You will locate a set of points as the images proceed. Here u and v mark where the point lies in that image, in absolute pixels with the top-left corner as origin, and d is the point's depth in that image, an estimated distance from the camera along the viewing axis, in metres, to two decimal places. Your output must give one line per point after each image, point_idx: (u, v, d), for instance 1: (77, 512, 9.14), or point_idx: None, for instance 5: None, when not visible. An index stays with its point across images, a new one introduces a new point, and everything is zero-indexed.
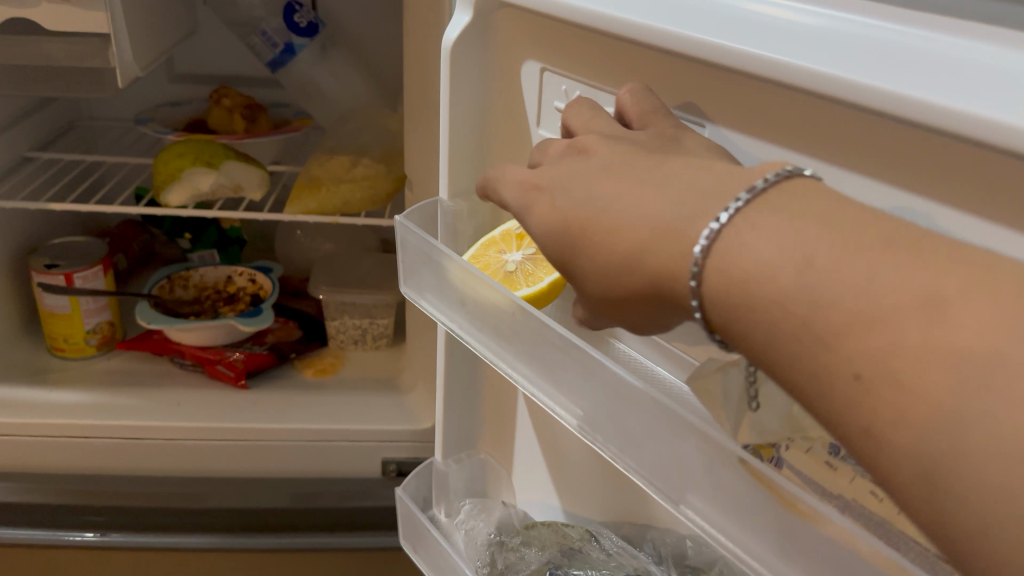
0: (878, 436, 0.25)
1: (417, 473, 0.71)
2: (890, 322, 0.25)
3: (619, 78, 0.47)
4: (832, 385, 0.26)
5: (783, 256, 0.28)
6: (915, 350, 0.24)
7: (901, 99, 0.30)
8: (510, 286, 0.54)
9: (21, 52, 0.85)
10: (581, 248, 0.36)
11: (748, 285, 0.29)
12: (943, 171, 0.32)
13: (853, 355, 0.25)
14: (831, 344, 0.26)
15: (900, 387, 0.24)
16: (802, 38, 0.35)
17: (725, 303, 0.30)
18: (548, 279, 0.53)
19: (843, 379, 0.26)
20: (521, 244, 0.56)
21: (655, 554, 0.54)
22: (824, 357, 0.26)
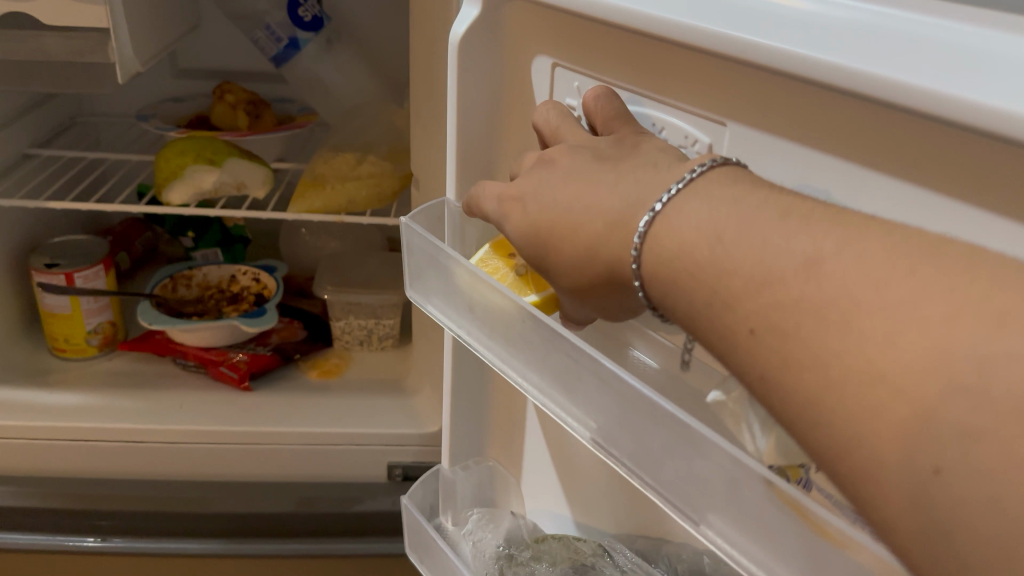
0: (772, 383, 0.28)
1: (424, 481, 0.68)
2: (777, 286, 0.28)
3: (634, 75, 0.45)
4: (740, 344, 0.29)
5: (699, 234, 0.31)
6: (795, 305, 0.27)
7: (945, 101, 0.28)
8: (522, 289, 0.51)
9: (18, 47, 0.83)
10: (553, 253, 0.40)
11: (674, 263, 0.32)
12: (985, 174, 0.30)
13: (750, 314, 0.29)
14: (733, 306, 0.29)
15: (783, 338, 0.27)
16: (831, 34, 0.33)
17: (660, 282, 0.33)
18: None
19: (743, 335, 0.29)
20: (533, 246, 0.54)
21: (670, 570, 0.52)
22: (728, 319, 0.30)
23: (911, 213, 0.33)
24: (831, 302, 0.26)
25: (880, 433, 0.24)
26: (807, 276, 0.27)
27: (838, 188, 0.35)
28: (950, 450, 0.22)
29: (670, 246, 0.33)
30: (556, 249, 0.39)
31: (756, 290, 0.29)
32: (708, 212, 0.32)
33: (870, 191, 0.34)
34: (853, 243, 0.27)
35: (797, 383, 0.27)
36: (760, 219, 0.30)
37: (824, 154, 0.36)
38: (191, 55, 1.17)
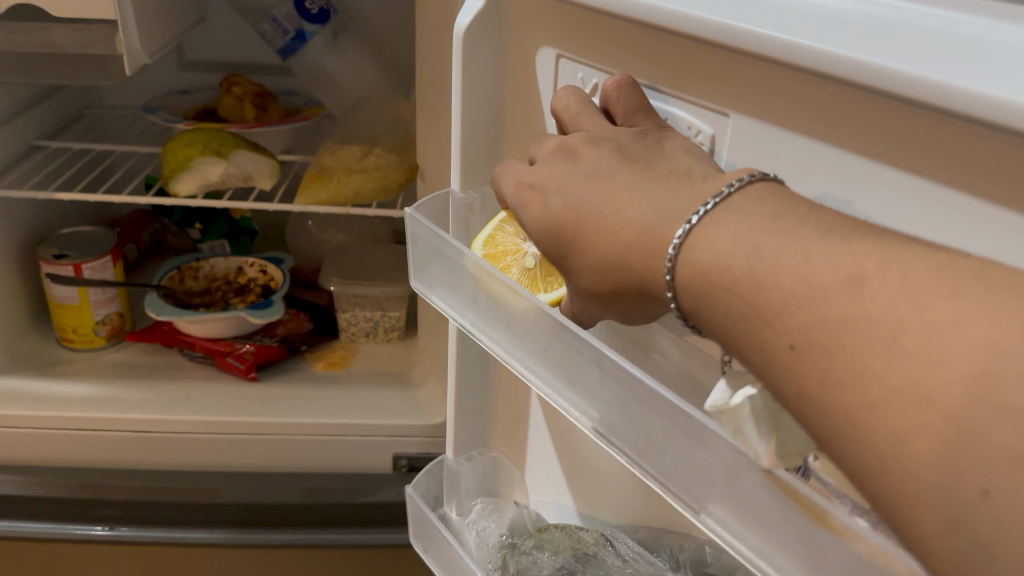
0: (807, 396, 0.27)
1: (427, 471, 0.69)
2: (775, 287, 0.28)
3: (637, 65, 0.45)
4: (774, 356, 0.28)
5: (736, 247, 0.30)
6: (840, 323, 0.26)
7: (940, 89, 0.29)
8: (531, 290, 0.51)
9: (26, 38, 0.83)
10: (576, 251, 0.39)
11: (705, 271, 0.31)
12: (979, 163, 0.30)
13: (789, 328, 0.28)
14: (769, 319, 0.28)
15: (823, 353, 0.26)
16: (828, 26, 0.34)
17: (689, 290, 0.32)
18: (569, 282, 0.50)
19: (779, 350, 0.28)
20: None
21: (672, 560, 0.52)
22: (764, 331, 0.29)
23: (907, 202, 0.33)
24: (875, 317, 0.25)
25: (918, 444, 0.23)
26: (850, 292, 0.26)
27: (838, 178, 0.35)
28: (979, 456, 0.22)
29: (700, 255, 0.32)
30: (579, 247, 0.38)
31: (797, 303, 0.27)
32: (739, 221, 0.31)
33: (868, 182, 0.34)
34: (890, 258, 0.26)
35: (829, 392, 0.26)
36: (767, 223, 0.30)
37: (822, 144, 0.36)
38: (198, 48, 1.17)
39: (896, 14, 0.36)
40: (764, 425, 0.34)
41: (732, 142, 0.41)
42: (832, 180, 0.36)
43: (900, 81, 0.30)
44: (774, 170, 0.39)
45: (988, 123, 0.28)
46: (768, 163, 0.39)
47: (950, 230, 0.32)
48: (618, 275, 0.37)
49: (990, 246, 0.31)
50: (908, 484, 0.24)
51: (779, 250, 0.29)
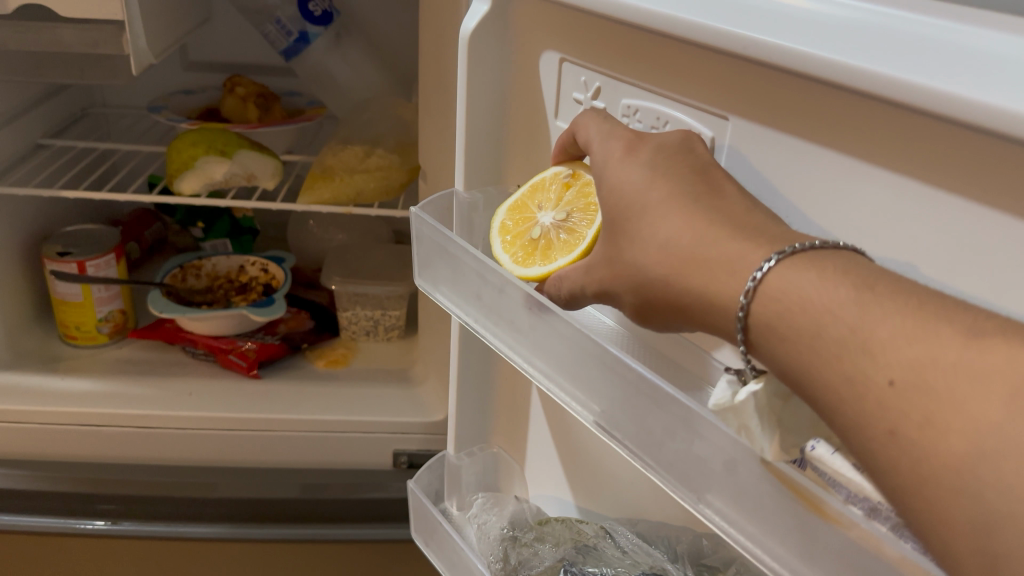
0: (903, 435, 0.26)
1: (430, 465, 0.70)
2: None
3: (637, 69, 0.47)
4: (858, 386, 0.28)
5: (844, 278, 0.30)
6: (950, 369, 0.25)
7: (929, 92, 0.30)
8: (526, 258, 0.51)
9: (35, 39, 0.84)
10: (642, 274, 0.39)
11: (771, 306, 0.32)
12: (966, 163, 0.31)
13: (889, 364, 0.27)
14: (867, 355, 0.28)
15: (933, 398, 0.25)
16: (824, 33, 0.35)
17: (761, 323, 0.32)
18: (561, 262, 0.48)
19: (875, 385, 0.27)
20: (563, 199, 0.51)
21: (670, 552, 0.52)
22: (863, 368, 0.28)
23: (898, 204, 0.34)
24: (992, 362, 0.25)
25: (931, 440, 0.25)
26: (968, 343, 0.26)
27: (834, 177, 0.37)
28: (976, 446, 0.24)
29: (779, 290, 0.32)
30: (638, 270, 0.39)
31: (902, 346, 0.27)
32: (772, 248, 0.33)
33: (863, 184, 0.36)
34: None
35: (848, 394, 0.28)
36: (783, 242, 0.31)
37: (819, 146, 0.37)
38: (201, 48, 1.18)
39: (886, 19, 0.37)
40: (766, 418, 0.36)
41: (730, 144, 0.42)
42: (830, 180, 0.37)
43: (892, 86, 0.31)
44: (772, 172, 0.40)
45: (976, 126, 0.29)
46: (765, 165, 0.40)
47: (942, 230, 0.33)
48: (684, 299, 0.36)
49: (973, 247, 0.32)
50: (909, 474, 0.26)
51: (810, 279, 0.31)
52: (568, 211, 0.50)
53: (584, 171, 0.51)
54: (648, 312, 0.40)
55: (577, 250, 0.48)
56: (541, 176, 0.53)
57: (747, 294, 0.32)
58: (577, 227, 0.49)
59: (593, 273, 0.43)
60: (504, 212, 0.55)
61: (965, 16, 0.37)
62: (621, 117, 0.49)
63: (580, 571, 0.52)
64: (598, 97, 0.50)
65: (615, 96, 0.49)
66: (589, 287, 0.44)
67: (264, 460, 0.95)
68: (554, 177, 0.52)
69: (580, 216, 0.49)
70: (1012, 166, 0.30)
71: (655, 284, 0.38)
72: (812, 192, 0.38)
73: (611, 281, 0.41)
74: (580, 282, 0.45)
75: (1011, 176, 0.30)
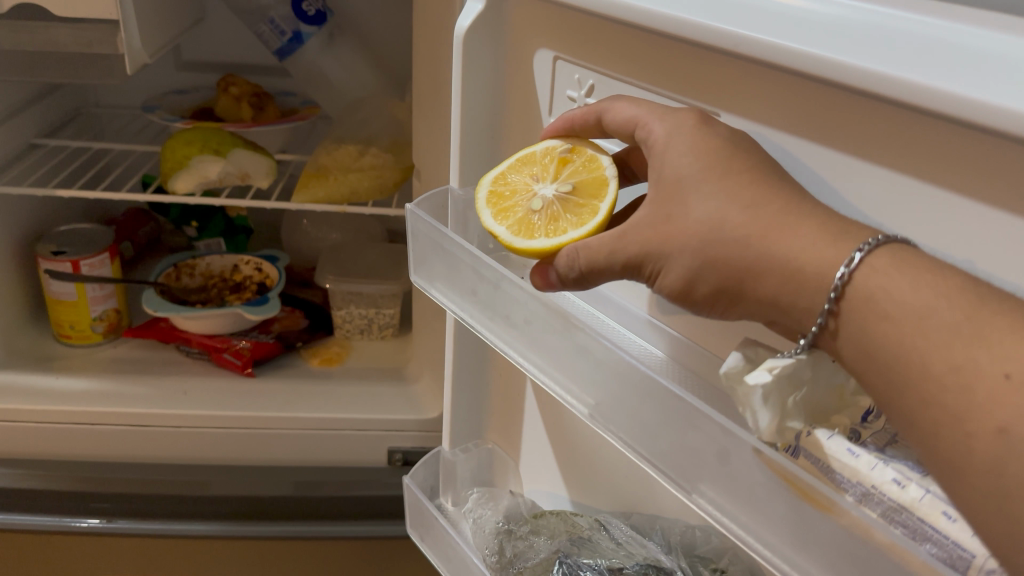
0: (1017, 432, 0.27)
1: (425, 462, 0.71)
2: None
3: (629, 67, 0.47)
4: (971, 378, 0.28)
5: (925, 278, 0.31)
6: None
7: (919, 90, 0.31)
8: (531, 232, 0.47)
9: (30, 38, 0.84)
10: (712, 240, 0.38)
11: (875, 280, 0.32)
12: (955, 159, 0.32)
13: (1009, 357, 0.28)
14: (971, 346, 0.29)
15: None
16: (813, 31, 0.36)
17: (860, 299, 0.33)
18: (572, 234, 0.45)
19: (989, 377, 0.28)
20: (561, 174, 0.49)
21: (665, 543, 0.53)
22: (975, 357, 0.29)
23: (891, 197, 0.35)
24: None
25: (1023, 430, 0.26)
26: None
27: (827, 172, 0.38)
28: None
29: (889, 268, 0.32)
30: (708, 232, 0.38)
31: (1016, 337, 0.28)
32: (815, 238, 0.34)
33: (855, 178, 0.36)
34: None
35: (954, 392, 0.29)
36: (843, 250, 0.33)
37: (811, 142, 0.38)
38: (195, 48, 1.18)
39: (874, 18, 0.38)
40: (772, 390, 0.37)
41: None
42: (823, 174, 0.38)
43: (883, 84, 0.32)
44: None
45: (963, 122, 0.30)
46: None
47: (932, 223, 0.34)
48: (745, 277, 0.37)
49: (964, 239, 0.33)
50: None
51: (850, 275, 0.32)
52: (572, 184, 0.48)
53: (586, 145, 0.49)
54: (704, 283, 0.39)
55: (589, 221, 0.45)
56: (540, 147, 0.50)
57: (851, 263, 0.33)
58: (584, 199, 0.47)
59: (633, 236, 0.40)
60: (486, 185, 0.52)
61: (948, 15, 0.38)
62: None
63: (574, 563, 0.52)
64: (592, 94, 0.51)
65: (609, 94, 0.50)
66: (621, 256, 0.41)
67: (257, 458, 0.95)
68: (548, 152, 0.50)
69: (588, 189, 0.47)
70: (999, 162, 0.31)
71: (728, 249, 0.37)
72: (805, 186, 0.39)
73: (659, 244, 0.39)
74: (608, 253, 0.41)
75: (997, 171, 0.31)
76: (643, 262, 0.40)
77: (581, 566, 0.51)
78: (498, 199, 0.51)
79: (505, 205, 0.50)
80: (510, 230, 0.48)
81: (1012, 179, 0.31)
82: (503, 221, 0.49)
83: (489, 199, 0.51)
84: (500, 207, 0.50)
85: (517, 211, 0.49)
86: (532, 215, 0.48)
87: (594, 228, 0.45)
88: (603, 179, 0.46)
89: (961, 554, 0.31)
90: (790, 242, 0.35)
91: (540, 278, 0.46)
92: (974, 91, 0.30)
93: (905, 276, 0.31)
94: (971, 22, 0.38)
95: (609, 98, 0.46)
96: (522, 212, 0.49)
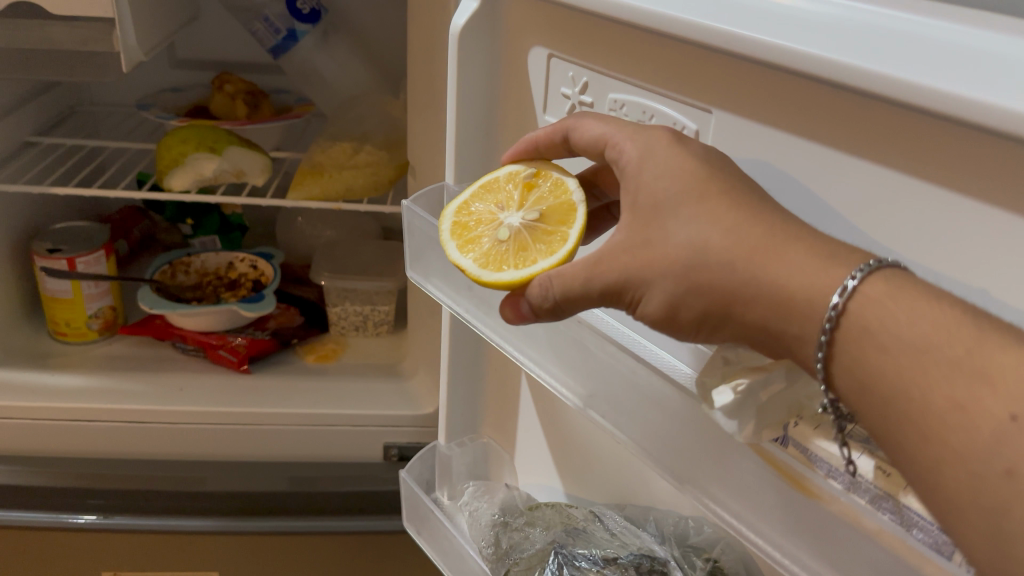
0: (1008, 444, 0.26)
1: (420, 457, 0.71)
2: None
3: (623, 64, 0.48)
4: (961, 394, 0.28)
5: (908, 298, 0.31)
6: None
7: (905, 86, 0.32)
8: (501, 264, 0.46)
9: (25, 35, 0.85)
10: (695, 265, 0.36)
11: (870, 309, 0.32)
12: (941, 153, 0.33)
13: (1000, 367, 0.28)
14: (956, 361, 0.29)
15: None
16: (801, 27, 0.37)
17: (856, 328, 0.32)
18: (543, 263, 0.44)
19: (982, 396, 0.28)
20: (526, 201, 0.49)
21: (658, 533, 0.54)
22: (967, 368, 0.28)
23: (878, 190, 0.36)
24: None
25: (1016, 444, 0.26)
26: None
27: (817, 167, 0.38)
28: None
29: (884, 296, 0.31)
30: (692, 256, 0.36)
31: (1009, 346, 0.28)
32: (804, 232, 0.35)
33: (844, 173, 0.37)
34: None
35: (957, 430, 0.28)
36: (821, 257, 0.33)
37: (803, 138, 0.39)
38: (189, 46, 1.18)
39: (862, 15, 0.39)
40: (747, 408, 0.37)
41: (714, 136, 0.44)
42: (814, 169, 0.39)
43: (869, 80, 0.33)
44: (757, 160, 0.41)
45: (947, 116, 0.31)
46: (750, 153, 0.42)
47: (918, 216, 0.35)
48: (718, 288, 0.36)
49: (950, 231, 0.34)
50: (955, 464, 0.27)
51: (830, 268, 0.33)
52: (539, 210, 0.47)
53: (551, 169, 0.49)
54: (689, 308, 0.37)
55: (559, 249, 0.45)
56: (503, 172, 0.51)
57: (844, 293, 0.32)
58: (553, 226, 0.46)
59: (611, 261, 0.39)
60: (450, 216, 0.51)
61: (932, 12, 0.39)
62: (607, 111, 0.50)
63: (570, 553, 0.53)
64: (586, 92, 0.52)
65: (602, 91, 0.50)
66: (599, 281, 0.39)
67: (255, 454, 0.96)
68: (511, 177, 0.50)
69: (556, 215, 0.47)
70: (982, 156, 0.32)
71: (714, 274, 0.36)
72: (796, 181, 0.40)
73: (640, 270, 0.38)
74: (583, 279, 0.40)
75: (982, 164, 0.32)
76: (622, 290, 0.39)
77: (577, 555, 0.52)
78: (463, 230, 0.49)
79: (470, 236, 0.49)
80: (477, 262, 0.47)
81: (995, 172, 0.32)
82: (469, 252, 0.48)
83: (453, 231, 0.50)
84: (465, 238, 0.49)
85: (484, 243, 0.48)
86: (499, 245, 0.47)
87: (566, 254, 0.44)
88: (570, 204, 0.47)
89: (945, 541, 0.32)
90: (773, 241, 0.35)
91: (513, 310, 0.43)
92: (956, 86, 0.31)
93: (890, 271, 0.32)
94: (955, 18, 0.39)
95: (573, 115, 0.47)
96: (488, 244, 0.48)
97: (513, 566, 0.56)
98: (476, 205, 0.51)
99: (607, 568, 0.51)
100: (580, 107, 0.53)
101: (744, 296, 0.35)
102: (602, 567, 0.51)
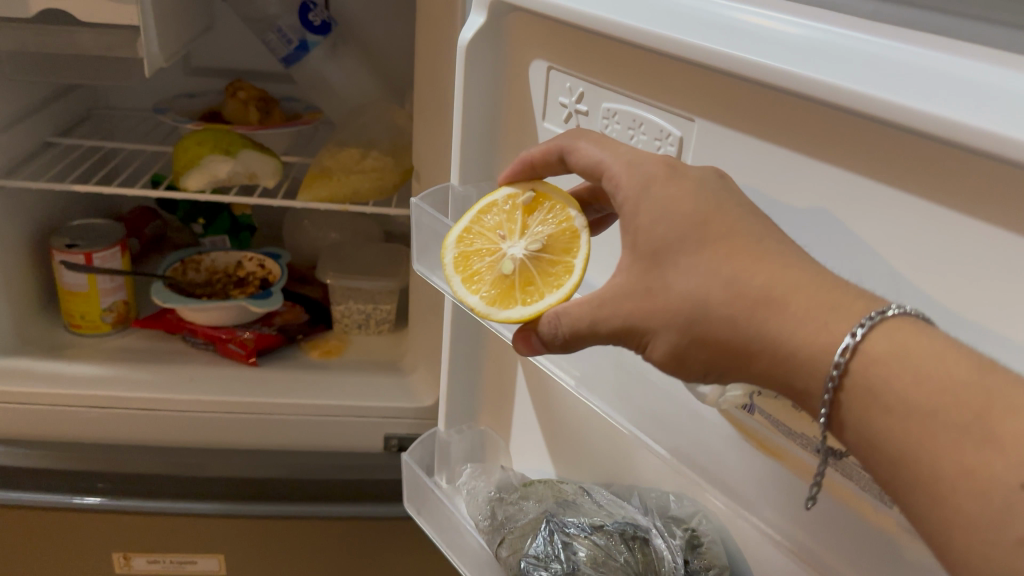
0: None
1: (421, 441, 0.75)
2: None
3: (617, 76, 0.53)
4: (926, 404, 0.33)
5: (900, 354, 0.35)
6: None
7: (849, 92, 0.36)
8: (509, 300, 0.51)
9: (53, 40, 0.90)
10: (697, 316, 0.41)
11: (874, 367, 0.35)
12: (885, 153, 0.38)
13: None
14: None
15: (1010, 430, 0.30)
16: (774, 42, 0.41)
17: (861, 387, 0.36)
18: (549, 298, 0.49)
19: None
20: (527, 229, 0.54)
21: (642, 505, 0.59)
22: None
23: (836, 188, 0.41)
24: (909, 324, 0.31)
25: None
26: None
27: (783, 169, 0.43)
28: None
29: (884, 353, 0.35)
30: (691, 303, 0.41)
31: None
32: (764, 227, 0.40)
33: (805, 174, 0.42)
34: None
35: None
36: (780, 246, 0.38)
37: (770, 142, 0.44)
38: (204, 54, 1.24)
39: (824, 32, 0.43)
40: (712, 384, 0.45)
41: (697, 143, 0.48)
42: (780, 171, 0.43)
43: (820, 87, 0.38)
44: (732, 163, 0.46)
45: (885, 119, 0.36)
46: (726, 156, 0.47)
47: (866, 212, 0.40)
48: (693, 277, 0.41)
49: (894, 226, 0.39)
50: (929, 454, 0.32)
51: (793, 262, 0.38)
52: (541, 240, 0.52)
53: (549, 191, 0.54)
54: (694, 357, 0.42)
55: (565, 284, 0.50)
56: (503, 196, 0.56)
57: (846, 353, 0.36)
58: (557, 256, 0.51)
59: (615, 306, 0.44)
60: (451, 247, 0.55)
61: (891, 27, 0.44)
62: (601, 119, 0.56)
63: (560, 521, 0.58)
64: (582, 101, 0.57)
65: (597, 101, 0.55)
66: (603, 326, 0.44)
67: (259, 442, 1.00)
68: (510, 199, 0.55)
69: (558, 245, 0.52)
70: (919, 152, 0.36)
71: (715, 327, 0.40)
72: (764, 183, 0.45)
73: (644, 319, 0.43)
74: (588, 321, 0.44)
75: (917, 156, 0.37)
76: (631, 334, 0.44)
77: (567, 523, 0.57)
78: (465, 263, 0.54)
79: (472, 270, 0.54)
80: (485, 299, 0.52)
81: (929, 169, 0.36)
82: (475, 289, 0.53)
83: (457, 264, 0.54)
84: (468, 273, 0.54)
85: (487, 278, 0.53)
86: (504, 278, 0.52)
87: (569, 290, 0.49)
88: (573, 230, 0.51)
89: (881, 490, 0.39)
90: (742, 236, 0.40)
91: (525, 344, 0.48)
92: (892, 91, 0.35)
93: None
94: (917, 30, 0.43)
95: (566, 136, 0.52)
96: (493, 278, 0.53)
97: (508, 535, 0.60)
98: (477, 230, 0.55)
99: (594, 534, 0.56)
100: (576, 115, 0.58)
101: (727, 293, 0.40)
102: (590, 533, 0.56)
